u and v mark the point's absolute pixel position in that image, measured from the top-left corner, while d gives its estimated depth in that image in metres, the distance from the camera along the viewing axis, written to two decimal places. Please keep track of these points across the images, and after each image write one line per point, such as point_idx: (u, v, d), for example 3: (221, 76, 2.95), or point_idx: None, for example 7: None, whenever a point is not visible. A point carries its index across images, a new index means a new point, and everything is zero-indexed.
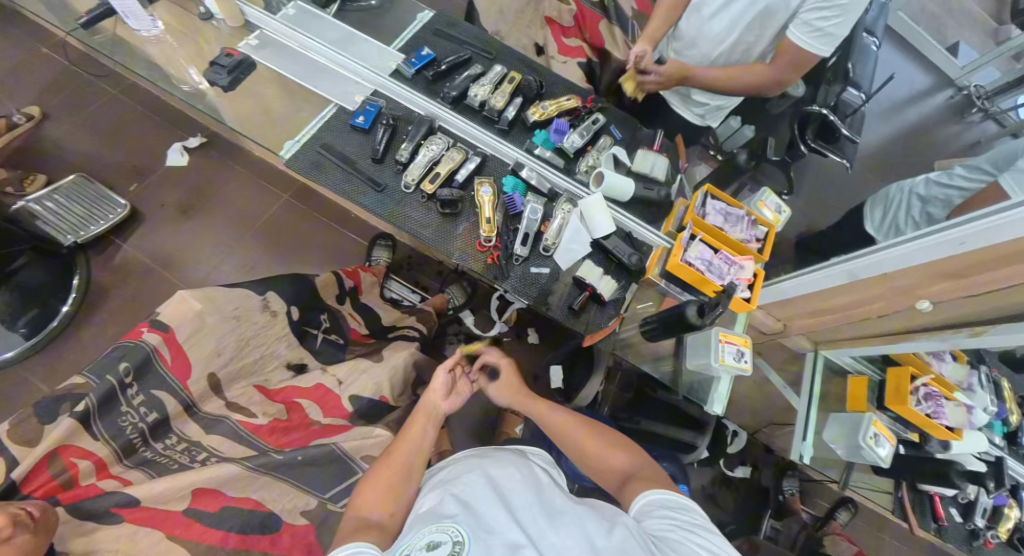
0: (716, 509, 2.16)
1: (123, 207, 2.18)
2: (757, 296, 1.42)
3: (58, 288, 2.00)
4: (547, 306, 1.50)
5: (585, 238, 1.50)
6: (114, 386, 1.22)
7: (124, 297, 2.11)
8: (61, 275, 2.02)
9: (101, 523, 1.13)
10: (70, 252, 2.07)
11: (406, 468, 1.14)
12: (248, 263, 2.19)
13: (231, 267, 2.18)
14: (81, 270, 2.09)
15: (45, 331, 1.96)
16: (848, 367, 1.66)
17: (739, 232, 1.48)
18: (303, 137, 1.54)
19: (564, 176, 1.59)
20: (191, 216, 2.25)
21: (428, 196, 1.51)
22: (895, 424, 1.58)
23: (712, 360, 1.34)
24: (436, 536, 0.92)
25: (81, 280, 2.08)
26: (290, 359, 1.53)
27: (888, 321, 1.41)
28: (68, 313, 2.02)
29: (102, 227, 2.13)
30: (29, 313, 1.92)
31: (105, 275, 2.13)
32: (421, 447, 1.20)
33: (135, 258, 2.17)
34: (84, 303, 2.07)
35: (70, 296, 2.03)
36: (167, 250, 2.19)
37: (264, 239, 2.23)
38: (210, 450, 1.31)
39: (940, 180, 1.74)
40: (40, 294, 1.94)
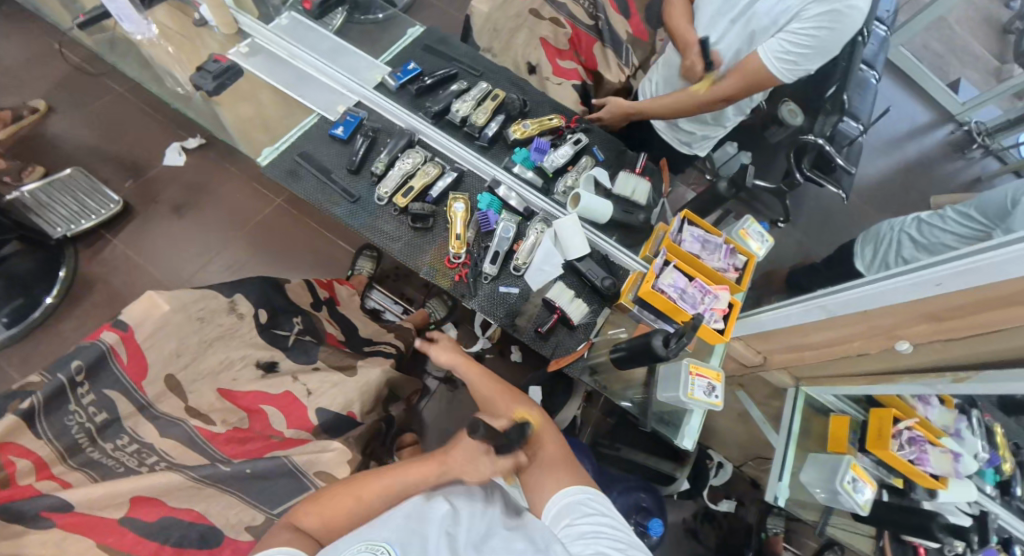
0: (694, 544, 2.08)
1: (116, 203, 2.18)
2: (730, 328, 1.36)
3: (43, 278, 2.00)
4: (514, 327, 1.48)
5: (558, 260, 1.47)
6: (64, 383, 1.20)
7: (108, 292, 2.10)
8: (47, 267, 2.01)
9: (30, 526, 1.10)
10: (58, 245, 2.06)
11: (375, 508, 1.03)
12: (236, 264, 2.18)
13: (218, 268, 2.17)
14: (68, 263, 2.08)
15: (26, 322, 1.96)
16: (831, 405, 1.60)
17: (716, 261, 1.44)
18: (282, 145, 1.54)
19: (541, 196, 1.57)
20: (183, 216, 2.24)
21: (400, 210, 1.50)
22: (878, 468, 1.52)
23: (680, 393, 1.29)
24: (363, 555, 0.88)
25: (67, 271, 2.07)
26: (260, 358, 1.46)
27: (870, 360, 1.34)
28: (50, 304, 2.01)
29: (92, 223, 2.13)
30: (13, 302, 1.93)
31: (91, 270, 2.12)
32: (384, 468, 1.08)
33: (123, 255, 2.16)
34: (68, 296, 2.06)
35: (56, 287, 2.03)
36: (156, 248, 2.18)
37: (254, 242, 2.22)
38: (162, 454, 1.29)
39: (931, 223, 1.69)
40: (25, 283, 1.95)
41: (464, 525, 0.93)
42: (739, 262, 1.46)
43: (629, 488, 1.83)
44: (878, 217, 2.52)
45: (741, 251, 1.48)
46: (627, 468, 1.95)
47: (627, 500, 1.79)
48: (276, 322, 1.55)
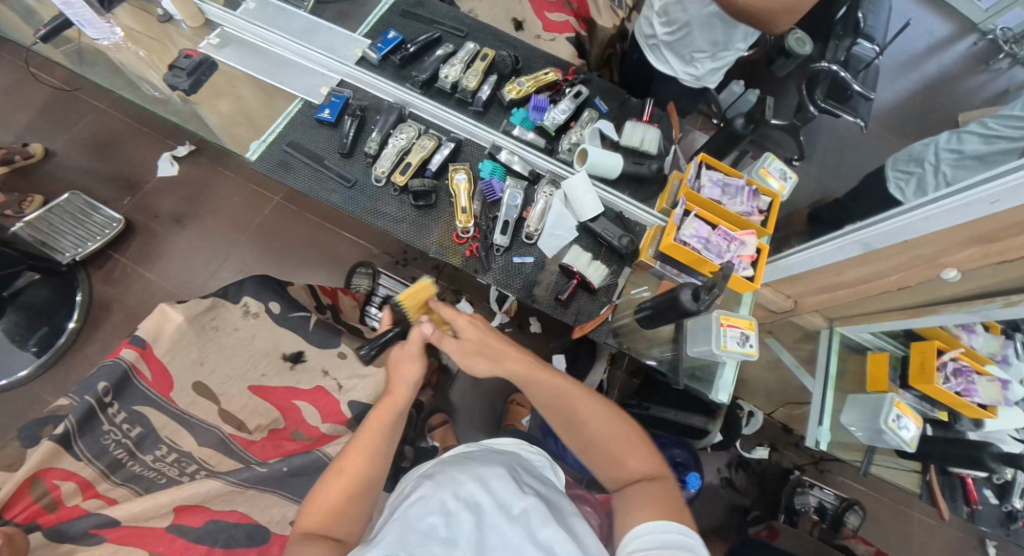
0: (731, 494, 1.95)
1: (118, 221, 2.11)
2: (760, 273, 1.41)
3: (61, 305, 1.96)
4: (533, 298, 1.46)
5: (571, 223, 1.45)
6: (93, 404, 1.21)
7: (128, 308, 2.05)
8: (63, 293, 1.97)
9: (80, 544, 1.10)
10: (70, 270, 2.01)
11: (364, 479, 1.05)
12: (245, 267, 2.14)
13: (229, 273, 2.13)
14: (83, 287, 2.02)
15: (54, 348, 1.92)
16: (869, 343, 1.56)
17: (739, 205, 1.49)
18: (269, 137, 1.48)
19: (546, 157, 1.54)
20: (186, 227, 2.18)
21: (400, 189, 1.45)
22: (921, 403, 1.50)
23: (713, 345, 1.35)
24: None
25: (84, 295, 2.02)
26: (285, 348, 1.48)
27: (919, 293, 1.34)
28: (74, 329, 1.96)
29: (98, 245, 2.06)
30: (38, 331, 1.90)
31: (108, 291, 2.06)
32: (374, 454, 1.08)
33: (135, 273, 2.10)
34: (89, 319, 2.01)
35: (75, 312, 1.98)
36: (172, 258, 2.13)
37: (264, 244, 2.17)
38: (200, 462, 1.29)
39: (977, 131, 1.57)
40: (45, 312, 1.92)
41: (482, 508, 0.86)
42: (763, 203, 1.51)
43: (662, 444, 1.79)
44: (900, 143, 2.40)
45: (765, 193, 1.53)
46: (660, 425, 1.86)
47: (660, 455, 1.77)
48: (294, 307, 1.51)
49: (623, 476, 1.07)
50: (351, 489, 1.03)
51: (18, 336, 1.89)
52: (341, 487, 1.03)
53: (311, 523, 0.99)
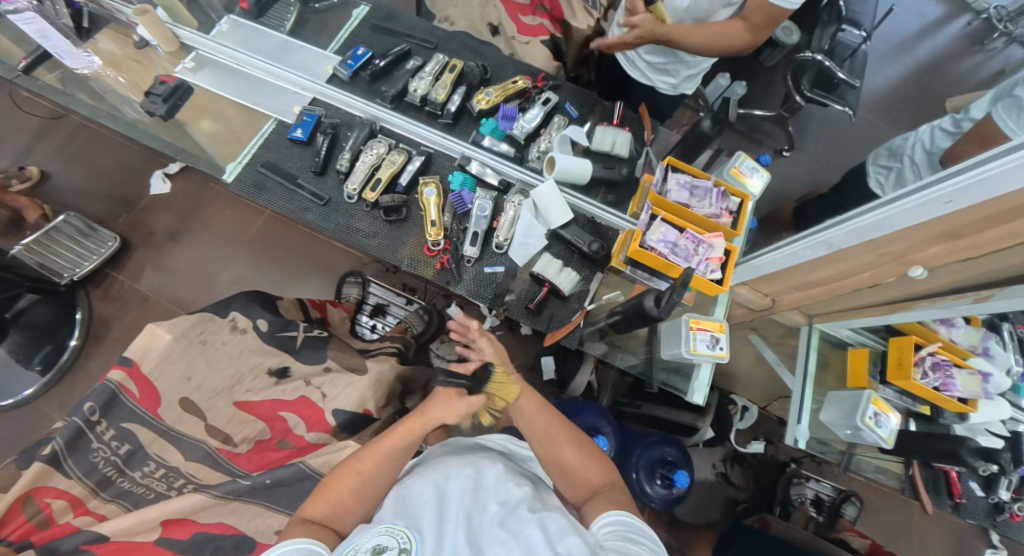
0: (727, 488, 1.94)
1: (114, 240, 2.16)
2: (729, 276, 1.48)
3: (62, 323, 2.01)
4: (504, 305, 1.53)
5: (541, 231, 1.54)
6: (81, 425, 1.27)
7: (127, 323, 2.12)
8: (63, 312, 2.01)
9: None
10: (69, 290, 2.06)
11: (370, 475, 1.18)
12: (240, 277, 2.20)
13: (224, 282, 2.19)
14: (82, 306, 2.08)
15: (55, 368, 1.99)
16: (850, 340, 1.56)
17: (707, 207, 1.54)
18: (244, 158, 1.52)
19: (516, 166, 1.61)
20: (180, 241, 2.24)
21: (372, 205, 1.51)
22: (902, 398, 1.49)
23: (683, 348, 1.40)
24: (384, 538, 1.02)
25: (83, 313, 2.08)
26: (271, 364, 1.52)
27: (887, 289, 1.33)
28: (74, 347, 2.03)
29: (93, 264, 2.11)
30: (42, 349, 1.95)
31: (105, 308, 2.13)
32: (389, 455, 1.20)
33: (132, 289, 2.16)
34: (89, 337, 2.08)
35: (76, 328, 2.05)
36: (168, 273, 2.19)
37: (256, 255, 2.22)
38: (187, 476, 1.35)
39: (946, 128, 1.56)
40: (48, 330, 1.96)
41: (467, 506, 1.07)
42: (733, 204, 1.57)
43: (650, 442, 1.74)
44: (891, 129, 2.36)
45: (734, 194, 1.58)
46: (650, 425, 1.83)
47: (652, 454, 1.72)
48: (283, 326, 1.57)
49: (581, 490, 1.17)
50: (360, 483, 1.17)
51: (24, 354, 1.93)
52: (353, 488, 1.15)
53: (318, 507, 1.14)
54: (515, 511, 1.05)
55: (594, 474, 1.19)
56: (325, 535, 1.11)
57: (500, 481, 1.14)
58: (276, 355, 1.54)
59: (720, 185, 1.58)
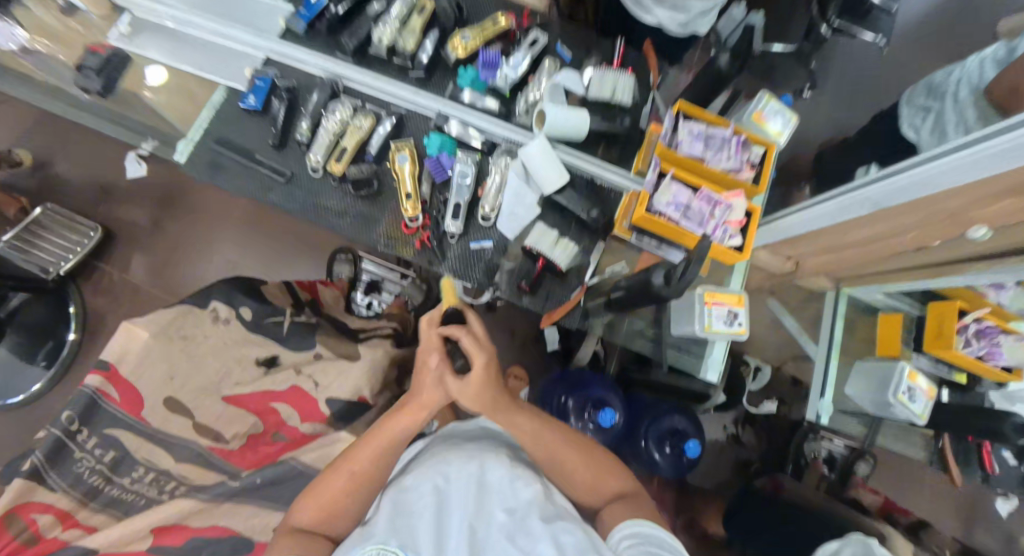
0: (738, 450, 1.78)
1: (95, 231, 2.03)
2: (750, 242, 1.35)
3: (57, 318, 1.93)
4: (493, 283, 1.42)
5: (531, 199, 1.40)
6: (60, 436, 1.22)
7: (124, 313, 2.03)
8: (57, 307, 1.94)
9: None
10: (58, 285, 1.94)
11: (369, 475, 1.05)
12: (233, 260, 2.09)
13: (216, 266, 2.08)
14: (75, 299, 1.99)
15: (61, 360, 1.92)
16: (881, 304, 1.43)
17: (726, 160, 1.35)
18: (195, 134, 1.38)
19: (503, 123, 1.48)
20: (165, 224, 2.11)
21: (339, 178, 1.39)
22: (936, 366, 1.37)
23: (697, 326, 1.30)
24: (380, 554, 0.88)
25: (77, 306, 1.98)
26: (259, 355, 1.44)
27: (937, 252, 1.21)
28: (74, 340, 1.96)
29: (75, 258, 1.98)
30: (43, 346, 1.90)
31: (99, 299, 2.03)
32: (388, 447, 1.07)
33: (122, 281, 2.06)
34: (88, 330, 2.00)
35: (72, 323, 1.96)
36: (155, 259, 2.08)
37: (244, 232, 2.10)
38: (179, 478, 1.31)
39: (999, 59, 1.31)
40: (43, 327, 1.90)
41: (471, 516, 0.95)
42: (755, 155, 1.39)
43: (660, 412, 1.62)
44: (936, 51, 2.07)
45: (757, 143, 1.40)
46: (652, 390, 1.65)
47: (662, 424, 1.60)
48: (268, 312, 1.48)
49: (599, 496, 1.10)
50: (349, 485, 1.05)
51: (26, 352, 1.89)
52: (345, 487, 1.03)
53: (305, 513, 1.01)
54: (525, 520, 0.95)
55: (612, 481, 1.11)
56: (319, 545, 0.99)
57: (502, 486, 1.03)
58: (261, 346, 1.45)
59: (740, 132, 1.39)
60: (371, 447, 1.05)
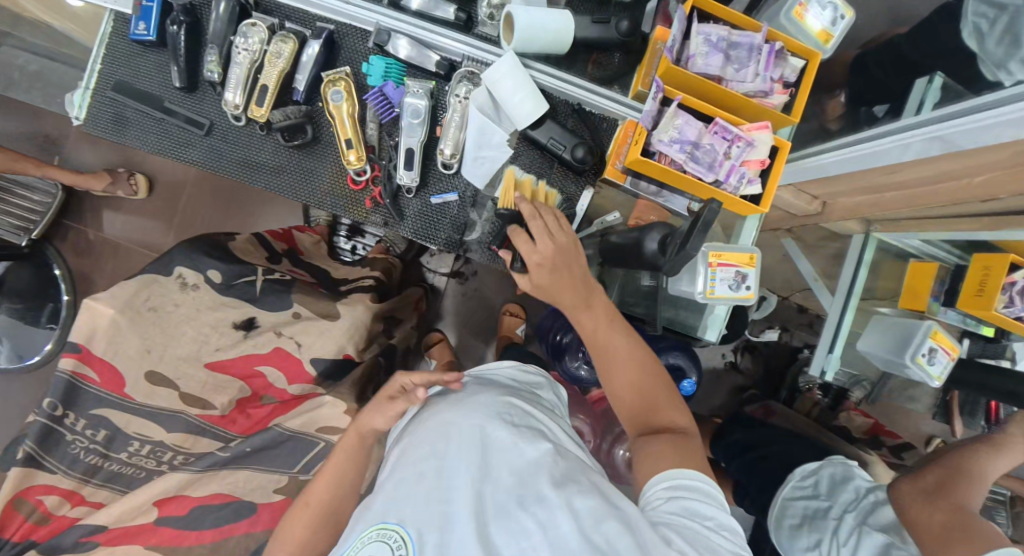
0: (735, 377, 1.89)
1: (57, 188, 1.83)
2: (771, 194, 1.04)
3: (46, 282, 1.85)
4: (465, 244, 1.22)
5: (499, 138, 1.10)
6: (47, 422, 1.24)
7: (107, 270, 1.93)
8: (42, 272, 1.85)
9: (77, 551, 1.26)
10: (35, 249, 1.85)
11: (331, 504, 1.01)
12: (204, 217, 1.94)
13: (189, 226, 1.94)
14: (58, 261, 1.88)
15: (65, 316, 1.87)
16: (915, 250, 1.25)
17: (750, 80, 1.01)
18: (89, 82, 1.17)
19: (460, 36, 1.15)
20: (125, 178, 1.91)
21: (266, 126, 1.16)
22: (965, 320, 1.19)
23: (698, 290, 1.10)
24: (373, 548, 0.67)
25: (63, 269, 1.88)
26: (236, 319, 1.35)
27: (1001, 203, 0.99)
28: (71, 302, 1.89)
29: (44, 220, 1.83)
30: (46, 308, 1.84)
31: (79, 260, 1.92)
32: (343, 479, 1.03)
33: (100, 240, 1.93)
34: (80, 289, 1.91)
35: (62, 288, 1.87)
36: (129, 214, 1.92)
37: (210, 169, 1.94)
38: (175, 448, 1.35)
39: None
40: (33, 292, 1.83)
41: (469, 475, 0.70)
42: (791, 69, 1.01)
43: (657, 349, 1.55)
44: None
45: (796, 52, 1.02)
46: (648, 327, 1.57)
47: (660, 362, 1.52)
48: (238, 272, 1.38)
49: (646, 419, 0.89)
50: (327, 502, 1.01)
51: (29, 315, 1.82)
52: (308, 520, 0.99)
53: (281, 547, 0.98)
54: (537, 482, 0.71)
55: (666, 410, 0.90)
56: None
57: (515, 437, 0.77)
58: (235, 307, 1.36)
59: (774, 38, 1.02)
60: (323, 478, 1.03)
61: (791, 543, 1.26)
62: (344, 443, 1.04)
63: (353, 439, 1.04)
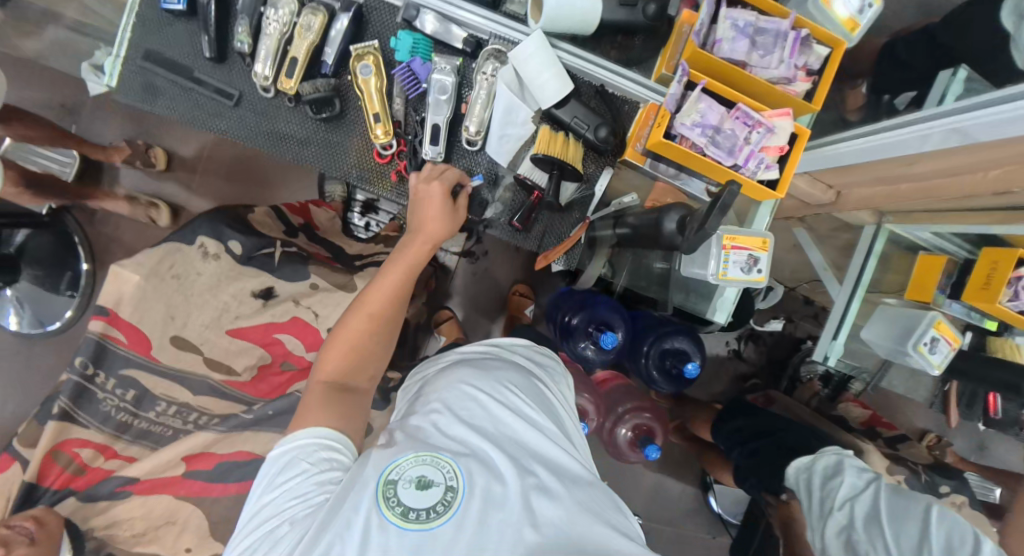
0: (736, 364, 1.97)
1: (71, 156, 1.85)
2: (787, 179, 1.01)
3: (65, 251, 1.89)
4: (485, 221, 1.24)
5: (525, 114, 1.12)
6: (79, 381, 1.30)
7: (126, 238, 1.97)
8: (62, 240, 1.89)
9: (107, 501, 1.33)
10: (55, 217, 1.87)
11: (386, 318, 1.01)
12: (225, 187, 1.97)
13: (208, 197, 1.98)
14: (76, 230, 1.91)
15: (83, 285, 1.92)
16: (926, 243, 1.26)
17: (773, 67, 1.00)
18: (120, 49, 1.19)
19: (487, 12, 1.14)
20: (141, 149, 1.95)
21: (294, 99, 1.17)
22: (970, 314, 1.21)
23: (710, 272, 1.09)
24: (425, 470, 0.76)
25: (82, 237, 1.92)
26: (254, 288, 1.40)
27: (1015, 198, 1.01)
28: (88, 271, 1.93)
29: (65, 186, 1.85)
30: (65, 274, 1.89)
31: (97, 228, 1.95)
32: (404, 284, 1.03)
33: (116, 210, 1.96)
34: (97, 258, 1.96)
35: (80, 253, 1.91)
36: (143, 185, 1.96)
37: (224, 144, 1.98)
38: (200, 409, 1.41)
39: None
40: (53, 259, 1.88)
41: (510, 435, 0.82)
42: (816, 57, 1.00)
43: (663, 333, 1.59)
44: None
45: (823, 39, 1.00)
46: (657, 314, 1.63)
47: (665, 345, 1.59)
48: (257, 244, 1.41)
49: None
50: (362, 341, 0.98)
51: (48, 282, 1.88)
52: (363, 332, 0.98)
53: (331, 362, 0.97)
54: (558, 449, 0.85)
55: None
56: (350, 395, 0.95)
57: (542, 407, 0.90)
58: (255, 276, 1.40)
59: (801, 25, 1.00)
60: (382, 288, 1.01)
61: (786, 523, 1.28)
62: (416, 246, 1.05)
63: (415, 249, 1.05)
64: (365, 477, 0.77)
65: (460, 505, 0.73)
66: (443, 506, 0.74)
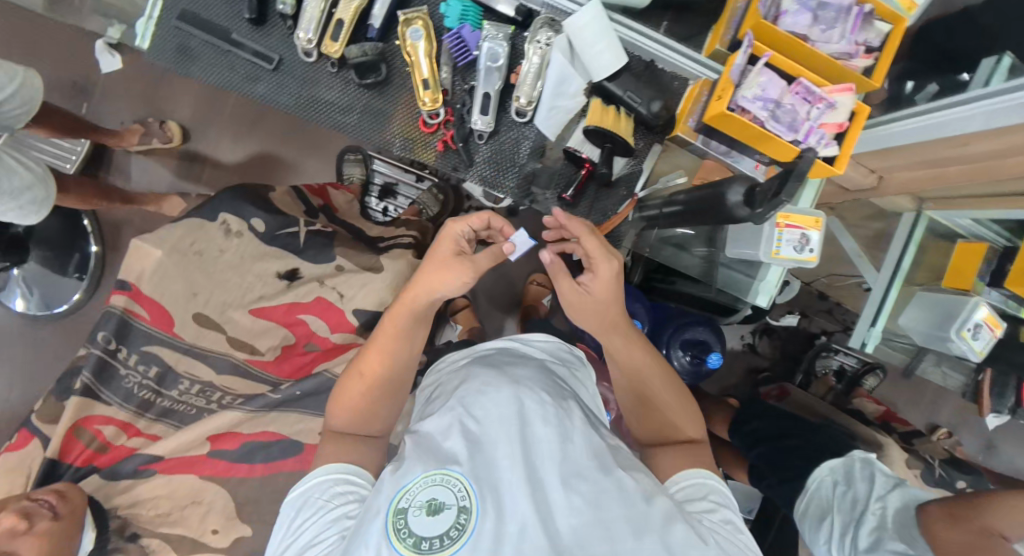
0: (753, 357, 1.97)
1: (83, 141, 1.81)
2: (847, 154, 1.01)
3: (73, 233, 1.83)
4: (531, 198, 1.22)
5: (577, 86, 1.11)
6: (102, 356, 1.26)
7: (138, 219, 1.93)
8: (70, 221, 1.82)
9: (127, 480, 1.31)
10: None
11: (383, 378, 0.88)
12: (240, 169, 1.93)
13: (222, 179, 1.94)
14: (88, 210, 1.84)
15: (92, 269, 1.86)
16: (964, 230, 1.26)
17: (833, 43, 1.01)
18: (154, 11, 1.16)
19: None
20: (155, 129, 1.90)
21: (338, 64, 1.15)
22: (1007, 300, 1.22)
23: (763, 251, 1.09)
24: (434, 492, 0.61)
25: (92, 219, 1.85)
26: (279, 268, 1.37)
27: None
28: (98, 253, 1.87)
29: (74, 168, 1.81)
30: (73, 256, 1.84)
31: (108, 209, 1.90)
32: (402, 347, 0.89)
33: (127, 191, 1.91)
34: (108, 242, 1.90)
35: (90, 236, 1.85)
36: (156, 165, 1.92)
37: (238, 125, 1.93)
38: (223, 389, 1.38)
39: None
40: (60, 241, 1.81)
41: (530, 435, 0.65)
42: (875, 34, 1.00)
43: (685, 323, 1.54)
44: None
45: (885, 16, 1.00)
46: (684, 301, 1.60)
47: (685, 334, 1.52)
48: (281, 223, 1.37)
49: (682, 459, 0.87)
50: (363, 404, 0.88)
51: (57, 263, 1.82)
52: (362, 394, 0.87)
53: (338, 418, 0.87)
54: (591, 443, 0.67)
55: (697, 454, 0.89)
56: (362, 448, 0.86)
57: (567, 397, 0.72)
58: (279, 255, 1.37)
59: None
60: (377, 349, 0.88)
61: (813, 535, 1.18)
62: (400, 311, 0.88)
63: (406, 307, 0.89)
64: (377, 505, 0.63)
65: (477, 528, 0.57)
66: (457, 531, 0.58)
